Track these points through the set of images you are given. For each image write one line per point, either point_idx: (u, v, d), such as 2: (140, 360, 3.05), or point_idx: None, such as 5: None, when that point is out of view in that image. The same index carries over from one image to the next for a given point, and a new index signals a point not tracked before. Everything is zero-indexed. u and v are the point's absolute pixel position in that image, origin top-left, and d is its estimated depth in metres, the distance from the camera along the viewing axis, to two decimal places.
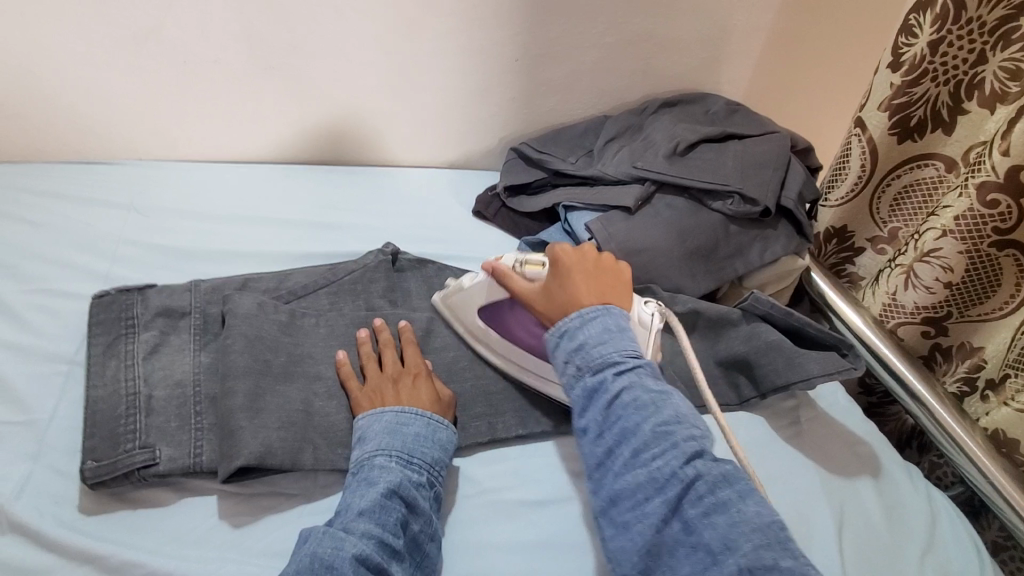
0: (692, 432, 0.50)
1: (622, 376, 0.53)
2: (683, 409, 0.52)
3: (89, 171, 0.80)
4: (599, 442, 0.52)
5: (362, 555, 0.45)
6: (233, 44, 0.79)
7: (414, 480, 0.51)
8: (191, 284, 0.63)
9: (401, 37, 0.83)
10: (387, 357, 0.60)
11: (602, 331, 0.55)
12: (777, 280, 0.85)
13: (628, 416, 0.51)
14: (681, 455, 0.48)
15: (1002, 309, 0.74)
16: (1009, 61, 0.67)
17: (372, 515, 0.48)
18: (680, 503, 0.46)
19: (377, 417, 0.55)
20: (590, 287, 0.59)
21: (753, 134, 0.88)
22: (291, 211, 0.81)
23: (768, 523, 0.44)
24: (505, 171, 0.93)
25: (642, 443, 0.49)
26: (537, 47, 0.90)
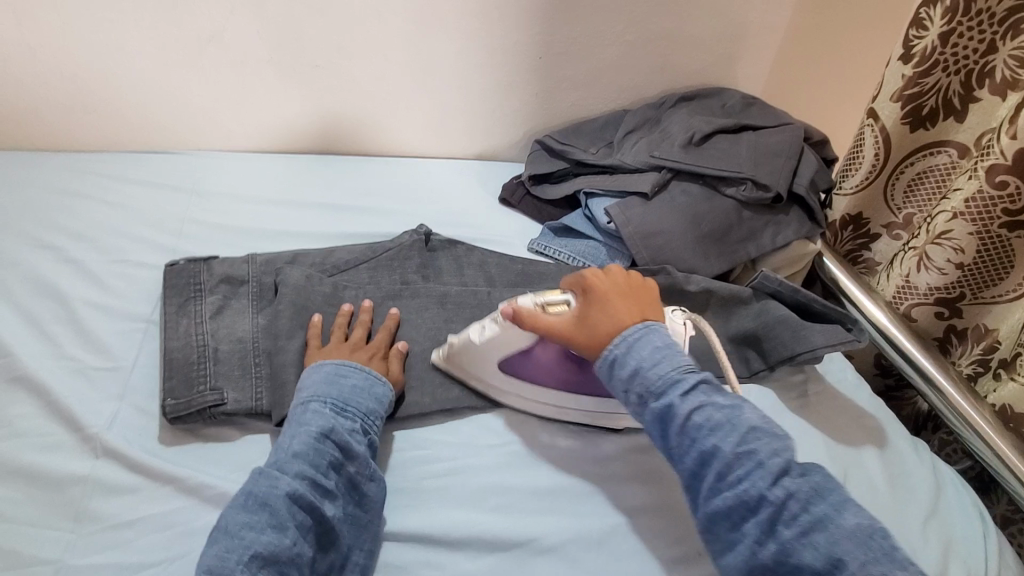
0: (772, 447, 0.52)
1: (689, 397, 0.54)
2: (755, 421, 0.53)
3: (155, 160, 0.89)
4: (683, 465, 0.54)
5: (295, 494, 0.50)
6: (284, 45, 0.87)
7: (347, 427, 0.55)
8: (248, 256, 0.71)
9: (435, 37, 0.90)
10: (356, 330, 0.65)
11: (653, 352, 0.57)
12: (789, 264, 0.89)
13: (704, 438, 0.52)
14: (768, 476, 0.50)
15: (1016, 291, 0.76)
16: (1018, 50, 0.70)
17: (306, 457, 0.52)
18: (774, 525, 0.49)
19: (317, 369, 0.60)
20: (629, 308, 0.60)
21: (768, 126, 0.92)
22: (333, 196, 0.89)
23: (867, 534, 0.47)
24: (529, 161, 0.99)
25: (724, 465, 0.51)
26: (561, 45, 0.96)
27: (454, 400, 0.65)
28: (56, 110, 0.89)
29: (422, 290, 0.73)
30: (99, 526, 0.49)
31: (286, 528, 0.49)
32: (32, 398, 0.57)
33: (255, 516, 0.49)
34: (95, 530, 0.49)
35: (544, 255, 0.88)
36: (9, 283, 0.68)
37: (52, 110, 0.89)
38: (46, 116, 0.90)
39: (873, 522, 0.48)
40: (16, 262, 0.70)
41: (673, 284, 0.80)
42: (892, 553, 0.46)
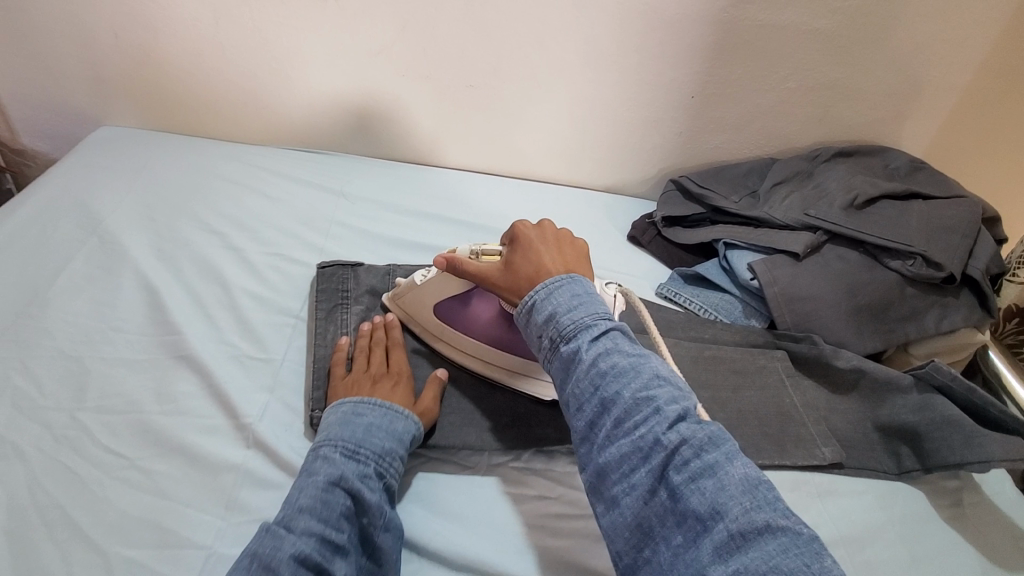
0: (670, 394, 0.48)
1: (597, 343, 0.51)
2: (662, 371, 0.50)
3: (312, 160, 0.94)
4: (582, 416, 0.50)
5: (300, 555, 0.45)
6: (446, 64, 0.90)
7: (359, 471, 0.52)
8: (391, 268, 0.74)
9: (592, 68, 0.90)
10: (375, 355, 0.63)
11: (571, 300, 0.54)
12: (950, 351, 0.80)
13: (607, 385, 0.49)
14: (665, 421, 0.46)
15: None
16: None
17: (313, 512, 0.48)
18: (665, 471, 0.45)
19: (335, 409, 0.57)
20: (557, 260, 0.59)
21: (941, 196, 0.84)
22: (468, 215, 0.90)
23: (754, 485, 0.42)
24: (662, 201, 0.96)
25: (623, 412, 0.48)
26: (715, 86, 0.92)
27: None
28: (233, 104, 0.97)
29: None
30: (245, 516, 0.51)
31: None
32: (195, 376, 0.60)
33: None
34: (241, 520, 0.51)
35: (673, 302, 0.85)
36: (180, 263, 0.73)
37: (229, 105, 0.97)
38: (223, 109, 0.98)
39: (763, 477, 0.43)
40: (187, 242, 0.76)
41: (819, 357, 0.74)
42: (777, 504, 0.41)
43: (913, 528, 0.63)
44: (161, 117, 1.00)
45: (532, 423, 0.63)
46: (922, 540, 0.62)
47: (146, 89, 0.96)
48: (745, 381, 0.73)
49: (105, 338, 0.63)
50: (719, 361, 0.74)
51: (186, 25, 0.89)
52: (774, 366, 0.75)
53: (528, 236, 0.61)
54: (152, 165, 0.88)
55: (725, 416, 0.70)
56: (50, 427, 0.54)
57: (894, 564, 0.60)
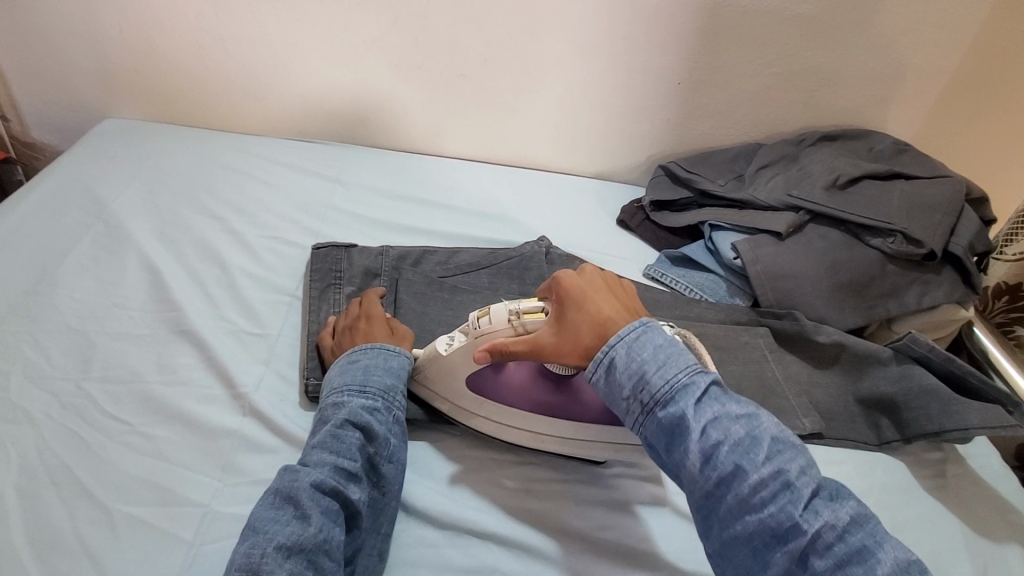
0: (798, 465, 0.46)
1: (702, 408, 0.48)
2: (775, 432, 0.48)
3: (310, 149, 0.97)
4: (696, 487, 0.47)
5: (318, 481, 0.48)
6: (438, 54, 0.92)
7: (367, 407, 0.55)
8: (383, 249, 0.77)
9: (580, 56, 0.92)
10: (350, 310, 0.65)
11: (656, 353, 0.51)
12: (932, 328, 0.81)
13: (724, 455, 0.46)
14: (800, 500, 0.44)
15: None
16: None
17: (326, 445, 0.51)
18: (806, 555, 0.42)
19: (332, 364, 0.60)
20: (613, 308, 0.55)
21: (923, 176, 0.85)
22: (461, 201, 0.93)
23: (906, 567, 0.41)
24: (651, 186, 0.98)
25: (748, 488, 0.45)
26: (702, 72, 0.94)
27: None
28: (234, 97, 1.00)
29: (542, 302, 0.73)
30: (240, 477, 0.53)
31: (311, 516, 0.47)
32: (194, 350, 0.63)
33: (280, 511, 0.47)
34: (236, 481, 0.53)
35: (660, 282, 0.87)
36: (182, 246, 0.76)
37: (230, 97, 1.00)
38: (224, 101, 1.01)
39: (911, 555, 0.42)
40: (188, 227, 0.79)
41: (800, 332, 0.76)
42: None
43: (892, 495, 0.65)
44: (164, 109, 1.03)
45: None
46: (900, 507, 0.64)
47: (150, 83, 1.00)
48: (729, 356, 0.75)
49: (110, 314, 0.66)
50: (703, 337, 0.76)
51: (188, 20, 0.92)
52: (757, 342, 0.76)
53: (578, 287, 0.56)
54: (156, 155, 0.91)
55: None
56: (57, 396, 0.57)
57: None
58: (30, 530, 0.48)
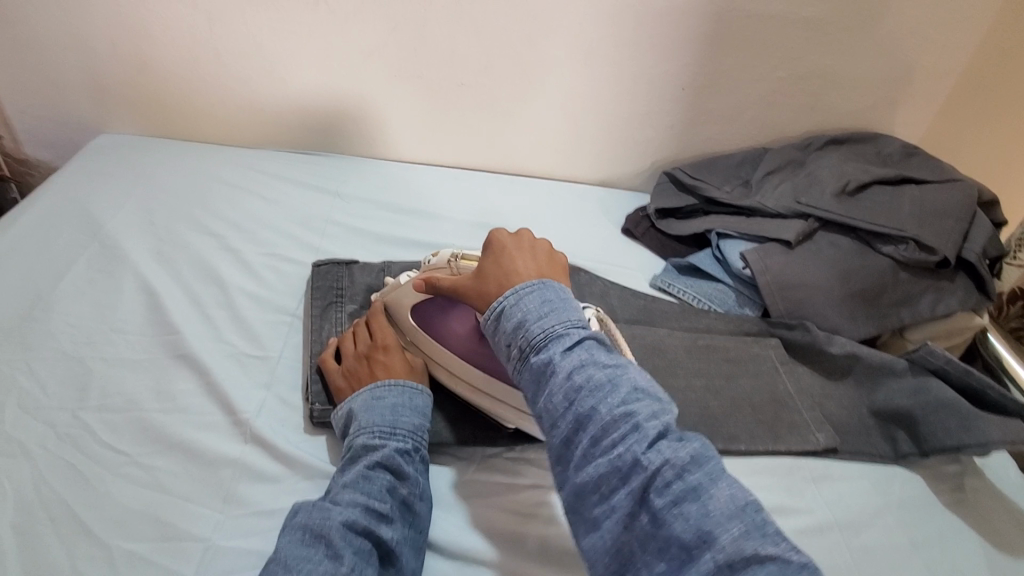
0: (653, 410, 0.44)
1: (572, 354, 0.48)
2: (640, 382, 0.47)
3: (308, 162, 0.96)
4: (557, 432, 0.46)
5: (349, 521, 0.47)
6: (437, 63, 0.91)
7: (397, 448, 0.53)
8: (385, 265, 0.75)
9: (582, 62, 0.91)
10: (361, 337, 0.63)
11: (541, 305, 0.51)
12: (947, 335, 0.80)
13: (582, 398, 0.45)
14: (644, 440, 0.42)
15: None
16: None
17: (356, 485, 0.50)
18: (645, 493, 0.41)
19: (354, 398, 0.58)
20: (529, 264, 0.56)
21: (933, 180, 0.84)
22: (462, 212, 0.91)
23: (739, 507, 0.39)
24: (656, 194, 0.97)
25: (599, 429, 0.44)
26: (706, 77, 0.92)
27: None
28: (230, 110, 0.98)
29: None
30: (243, 509, 0.52)
31: (342, 556, 0.46)
32: (193, 375, 0.62)
33: (312, 550, 0.46)
34: (239, 512, 0.52)
35: (667, 292, 0.85)
36: (179, 265, 0.74)
37: (226, 110, 0.98)
38: (220, 114, 0.99)
39: (747, 496, 0.41)
40: (186, 245, 0.77)
41: (812, 344, 0.75)
42: (761, 525, 0.39)
43: (911, 512, 0.63)
44: (159, 124, 1.01)
45: None
46: (920, 524, 0.62)
47: (145, 97, 0.98)
48: (739, 369, 0.73)
49: (107, 339, 0.64)
50: (713, 350, 0.75)
51: (182, 33, 0.90)
52: (768, 354, 0.75)
53: (503, 240, 0.58)
54: (152, 170, 0.90)
55: (719, 404, 0.70)
56: (54, 425, 0.56)
57: (891, 547, 0.60)
58: (26, 569, 0.47)
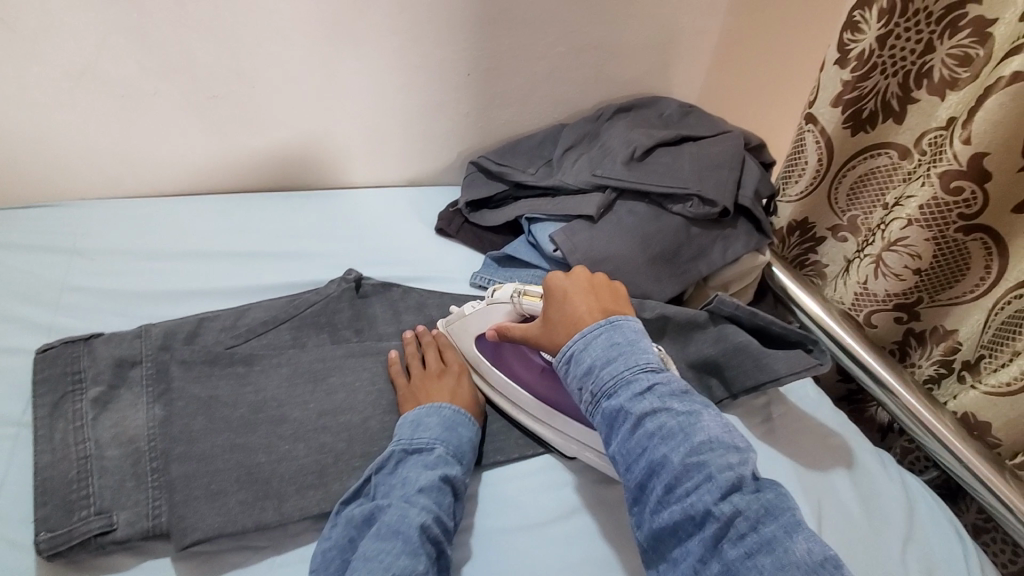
0: (730, 464, 0.46)
1: (644, 401, 0.50)
2: (714, 430, 0.49)
3: (31, 216, 0.77)
4: (631, 477, 0.49)
5: (425, 525, 0.50)
6: (175, 76, 0.77)
7: (464, 472, 0.56)
8: (141, 330, 0.61)
9: (349, 55, 0.82)
10: (433, 356, 0.66)
11: (609, 348, 0.54)
12: (741, 278, 0.86)
13: (655, 447, 0.48)
14: (716, 491, 0.45)
15: (975, 290, 0.69)
16: (957, 48, 0.66)
17: (431, 494, 0.52)
18: (719, 543, 0.44)
19: (436, 411, 0.59)
20: (589, 303, 0.59)
21: (707, 136, 0.89)
22: (247, 243, 0.80)
23: (820, 563, 0.42)
24: (465, 186, 0.92)
25: (674, 478, 0.47)
26: (488, 60, 0.89)
27: None
28: None
29: (357, 349, 0.65)
30: None
31: (418, 555, 0.48)
32: None
33: (386, 543, 0.48)
34: None
35: (488, 289, 0.82)
36: None
37: None
38: None
39: (830, 553, 0.43)
40: None
41: None
42: None
43: None
44: None
45: (346, 472, 0.56)
46: None
47: None
48: None
49: None
50: None
51: None
52: None
53: (562, 285, 0.60)
54: None
55: None
56: None
57: None
58: None
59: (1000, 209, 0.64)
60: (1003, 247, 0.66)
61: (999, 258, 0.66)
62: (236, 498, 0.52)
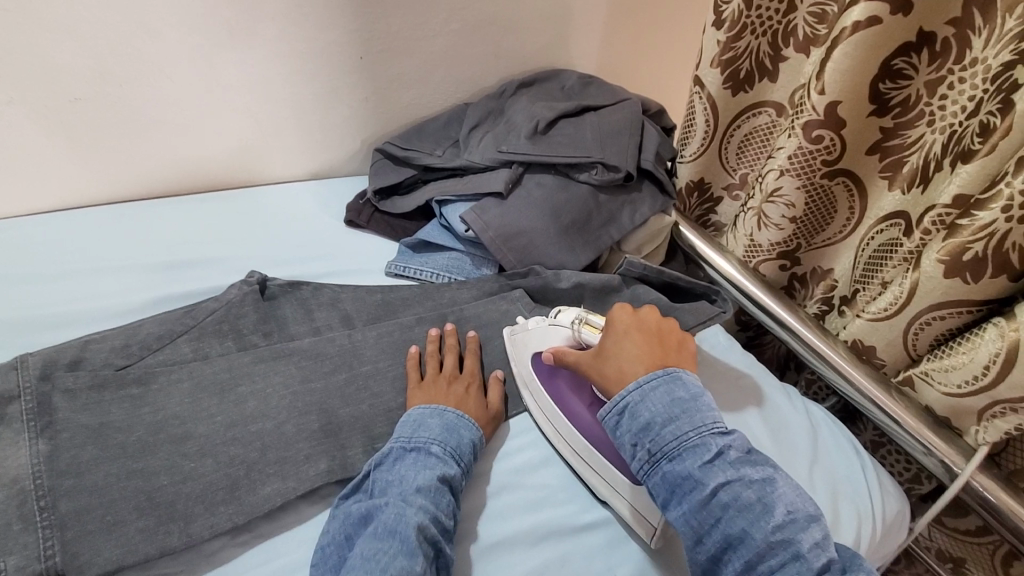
0: (814, 537, 0.45)
1: (716, 471, 0.49)
2: (791, 498, 0.48)
3: None
4: (702, 549, 0.48)
5: (422, 526, 0.49)
6: (27, 80, 0.69)
7: (460, 474, 0.55)
8: (14, 361, 0.55)
9: (227, 47, 0.77)
10: (450, 360, 0.65)
11: (670, 407, 0.53)
12: (651, 239, 0.89)
13: (731, 518, 0.47)
14: (807, 572, 0.44)
15: (844, 230, 0.75)
16: (815, 7, 0.70)
17: (428, 494, 0.52)
18: None
19: (437, 412, 0.59)
20: (651, 350, 0.58)
21: (606, 105, 0.91)
22: (134, 255, 0.74)
23: None
24: (371, 174, 0.90)
25: (755, 553, 0.46)
26: (379, 42, 0.86)
27: (323, 478, 0.55)
28: None
29: (266, 352, 0.62)
30: None
31: (415, 555, 0.47)
32: None
33: (384, 545, 0.48)
34: None
35: (404, 276, 0.80)
36: None
37: None
38: None
39: None
40: None
41: (544, 286, 0.78)
42: None
43: None
44: None
45: (264, 478, 0.53)
46: None
47: None
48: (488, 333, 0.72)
49: None
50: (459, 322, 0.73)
51: None
52: (515, 307, 0.74)
53: (625, 322, 0.60)
54: None
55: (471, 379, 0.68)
56: None
57: None
58: None
59: (855, 153, 0.70)
60: (862, 188, 0.72)
61: (860, 198, 0.72)
62: (138, 524, 0.48)
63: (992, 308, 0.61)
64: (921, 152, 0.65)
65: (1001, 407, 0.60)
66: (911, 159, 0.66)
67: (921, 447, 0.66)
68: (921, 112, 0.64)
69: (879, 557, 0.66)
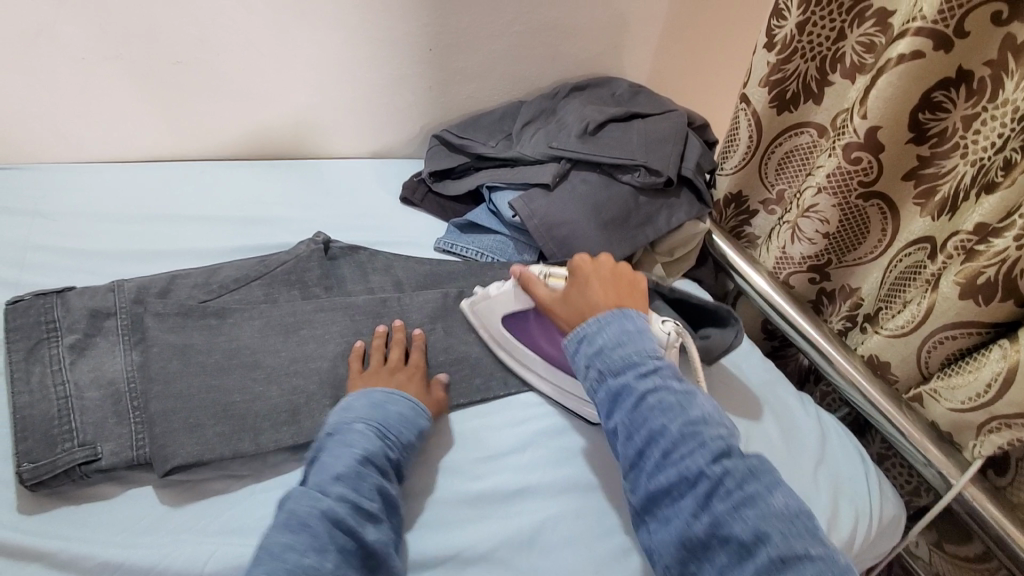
0: (718, 432, 0.51)
1: (646, 379, 0.55)
2: (707, 408, 0.54)
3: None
4: (630, 445, 0.53)
5: (336, 517, 0.49)
6: (136, 40, 0.78)
7: (387, 456, 0.55)
8: (114, 284, 0.63)
9: (310, 29, 0.85)
10: (394, 353, 0.65)
11: (621, 335, 0.58)
12: (685, 244, 0.94)
13: (655, 418, 0.52)
14: (707, 454, 0.50)
15: (875, 250, 0.79)
16: (865, 36, 0.75)
17: (348, 479, 0.52)
18: (709, 499, 0.48)
19: (367, 396, 0.60)
20: (608, 293, 0.63)
21: (654, 113, 0.96)
22: (213, 206, 0.82)
23: (795, 514, 0.47)
24: (427, 158, 0.96)
25: (670, 444, 0.51)
26: (448, 37, 0.93)
27: None
28: None
29: (329, 304, 0.68)
30: None
31: (327, 550, 0.48)
32: None
33: (295, 535, 0.48)
34: None
35: (451, 253, 0.87)
36: None
37: None
38: None
39: (800, 506, 0.49)
40: None
41: None
42: (813, 530, 0.47)
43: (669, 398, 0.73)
44: None
45: (320, 409, 0.60)
46: None
47: None
48: None
49: None
50: None
51: None
52: None
53: (585, 272, 0.65)
54: None
55: None
56: None
57: None
58: None
59: (891, 177, 0.74)
60: (895, 210, 0.76)
61: (893, 219, 0.76)
62: (212, 431, 0.55)
63: (998, 331, 0.65)
64: (952, 182, 0.69)
65: (997, 423, 0.65)
66: (943, 187, 0.70)
67: (921, 459, 0.69)
68: (955, 144, 0.68)
69: (871, 556, 0.71)
